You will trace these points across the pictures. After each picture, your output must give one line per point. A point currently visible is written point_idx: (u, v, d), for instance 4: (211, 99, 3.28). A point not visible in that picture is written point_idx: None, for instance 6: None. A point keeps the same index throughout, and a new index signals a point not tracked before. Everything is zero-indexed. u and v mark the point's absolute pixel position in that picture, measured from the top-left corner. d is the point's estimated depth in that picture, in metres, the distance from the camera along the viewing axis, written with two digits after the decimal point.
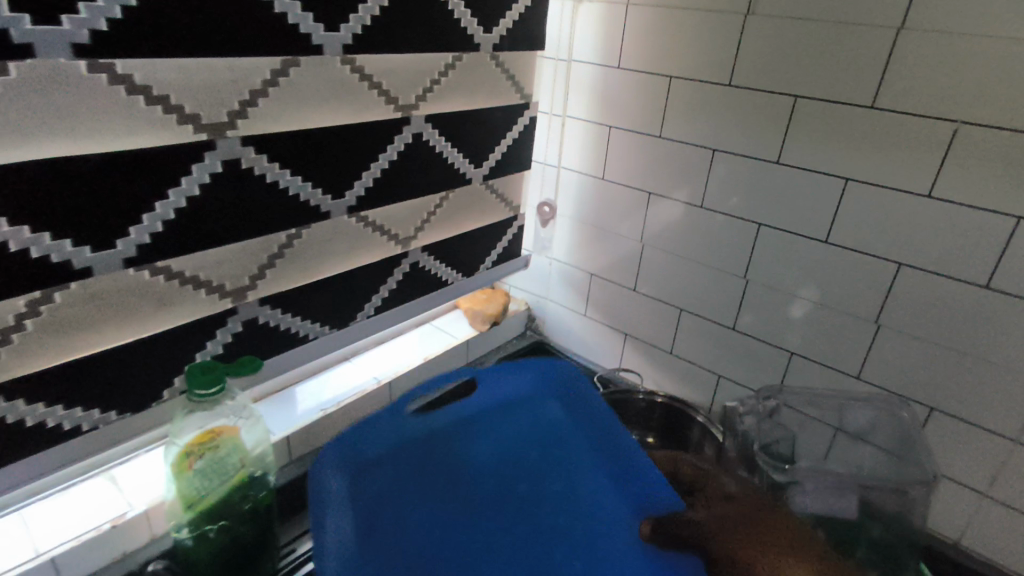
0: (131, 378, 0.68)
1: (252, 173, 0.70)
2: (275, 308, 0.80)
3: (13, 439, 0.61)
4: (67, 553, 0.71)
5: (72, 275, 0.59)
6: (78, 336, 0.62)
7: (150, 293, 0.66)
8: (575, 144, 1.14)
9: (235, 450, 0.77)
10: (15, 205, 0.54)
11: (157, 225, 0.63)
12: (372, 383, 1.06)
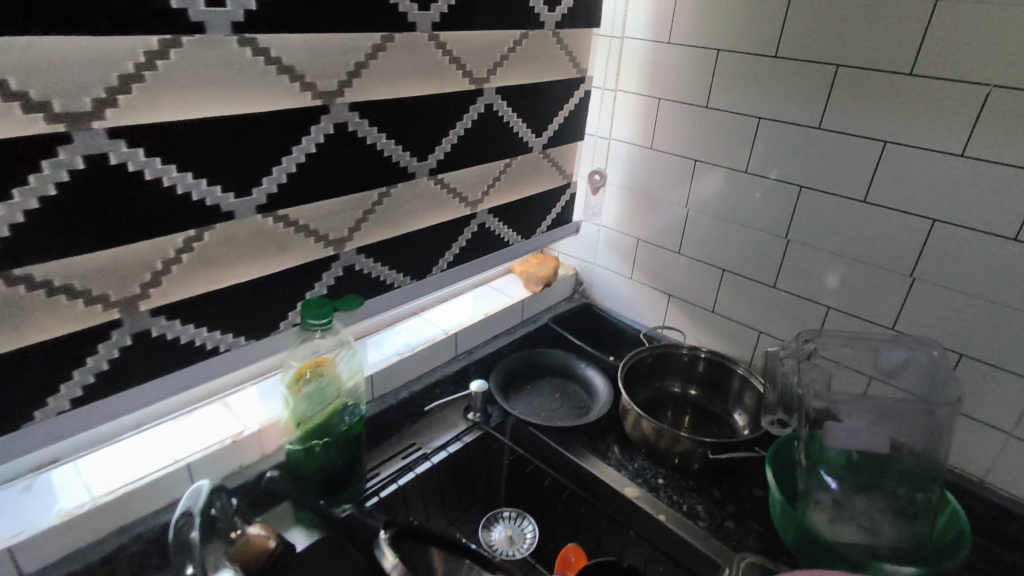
0: (256, 309, 0.80)
1: (356, 136, 0.81)
2: (370, 258, 0.91)
3: (170, 354, 0.73)
4: (201, 460, 0.84)
5: (219, 217, 0.71)
6: (220, 270, 0.74)
7: (273, 237, 0.77)
8: (626, 116, 1.22)
9: (335, 379, 0.89)
10: (183, 156, 0.65)
11: (282, 177, 0.75)
12: (441, 334, 1.18)
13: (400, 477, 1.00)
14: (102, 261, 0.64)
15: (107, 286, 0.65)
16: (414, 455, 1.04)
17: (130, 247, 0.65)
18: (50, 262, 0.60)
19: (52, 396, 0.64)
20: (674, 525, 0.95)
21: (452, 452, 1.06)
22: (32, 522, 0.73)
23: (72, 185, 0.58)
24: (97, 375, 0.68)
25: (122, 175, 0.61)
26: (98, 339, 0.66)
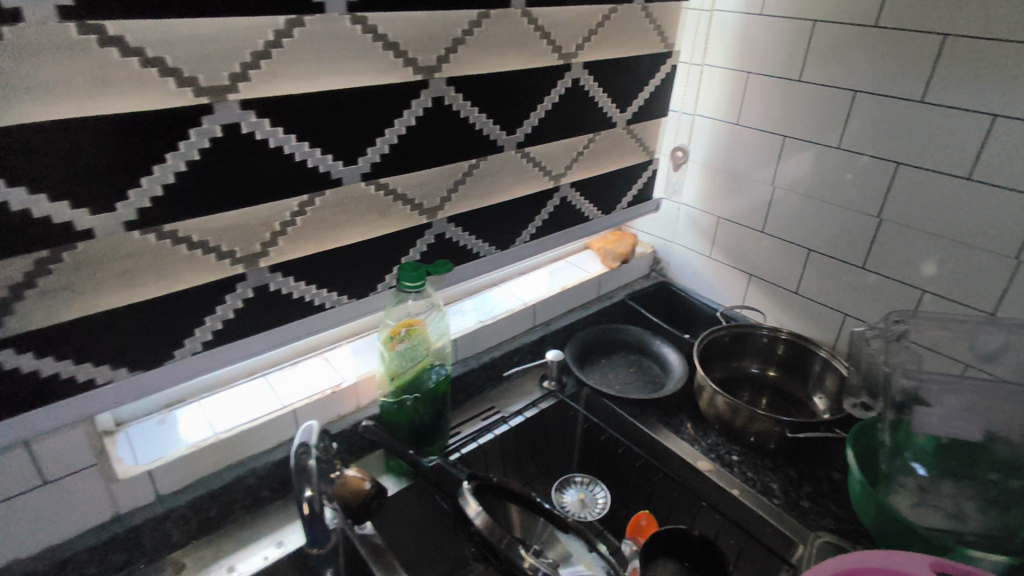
0: (357, 271, 0.86)
1: (452, 109, 0.85)
2: (459, 227, 0.96)
3: (284, 308, 0.80)
4: (305, 407, 0.92)
5: (329, 183, 0.77)
6: (330, 234, 0.80)
7: (375, 205, 0.83)
8: (712, 91, 1.20)
9: (425, 340, 0.94)
10: (301, 126, 0.71)
11: (385, 148, 0.80)
12: (520, 304, 1.22)
13: (480, 437, 1.05)
14: (231, 221, 0.70)
15: (234, 243, 0.72)
16: (493, 416, 1.10)
17: (256, 209, 0.72)
18: (190, 220, 0.67)
19: (188, 339, 0.72)
20: (749, 500, 0.96)
21: (528, 416, 1.11)
22: (166, 452, 0.82)
23: (211, 151, 0.65)
24: (224, 323, 0.75)
25: (251, 143, 0.68)
26: (226, 290, 0.73)
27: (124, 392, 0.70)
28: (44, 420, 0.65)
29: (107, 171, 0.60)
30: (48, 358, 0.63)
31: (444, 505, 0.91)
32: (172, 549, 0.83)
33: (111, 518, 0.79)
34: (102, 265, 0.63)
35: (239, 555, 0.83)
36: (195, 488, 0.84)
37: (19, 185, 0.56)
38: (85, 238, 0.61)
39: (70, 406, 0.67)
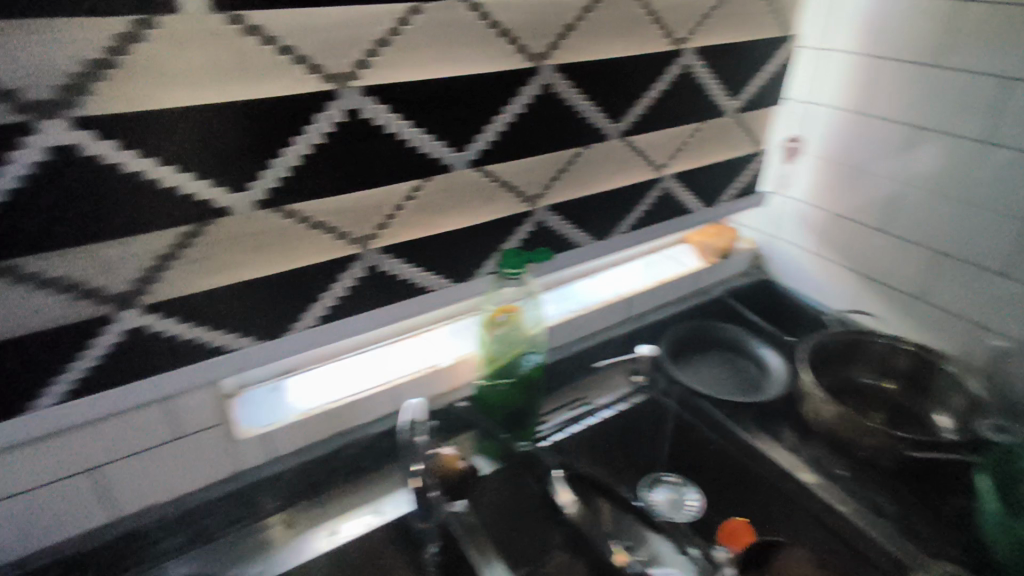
0: (459, 255, 0.88)
1: (560, 96, 0.85)
2: (560, 216, 0.96)
3: (391, 288, 0.83)
4: (406, 383, 0.96)
5: (439, 169, 0.78)
6: (437, 218, 0.82)
7: (481, 191, 0.84)
8: (835, 78, 1.12)
9: (520, 327, 0.96)
10: (416, 113, 0.73)
11: (493, 135, 0.81)
12: (614, 297, 1.20)
13: (569, 426, 1.05)
14: (348, 202, 0.73)
15: (349, 224, 0.75)
16: (581, 408, 1.09)
17: (370, 192, 0.75)
18: (312, 201, 0.71)
19: (305, 313, 0.77)
20: (858, 518, 0.90)
21: (618, 410, 1.09)
22: (280, 417, 0.88)
23: (334, 135, 0.68)
24: (338, 300, 0.79)
25: (370, 128, 0.70)
26: (340, 269, 0.77)
27: (249, 358, 0.75)
28: (182, 378, 0.72)
29: (244, 153, 0.64)
30: (187, 324, 0.69)
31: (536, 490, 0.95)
32: (276, 509, 0.88)
33: (232, 474, 0.86)
34: (235, 240, 0.68)
35: (344, 520, 0.88)
36: (304, 453, 0.91)
37: (170, 165, 0.61)
38: (223, 215, 0.66)
39: (204, 367, 0.73)
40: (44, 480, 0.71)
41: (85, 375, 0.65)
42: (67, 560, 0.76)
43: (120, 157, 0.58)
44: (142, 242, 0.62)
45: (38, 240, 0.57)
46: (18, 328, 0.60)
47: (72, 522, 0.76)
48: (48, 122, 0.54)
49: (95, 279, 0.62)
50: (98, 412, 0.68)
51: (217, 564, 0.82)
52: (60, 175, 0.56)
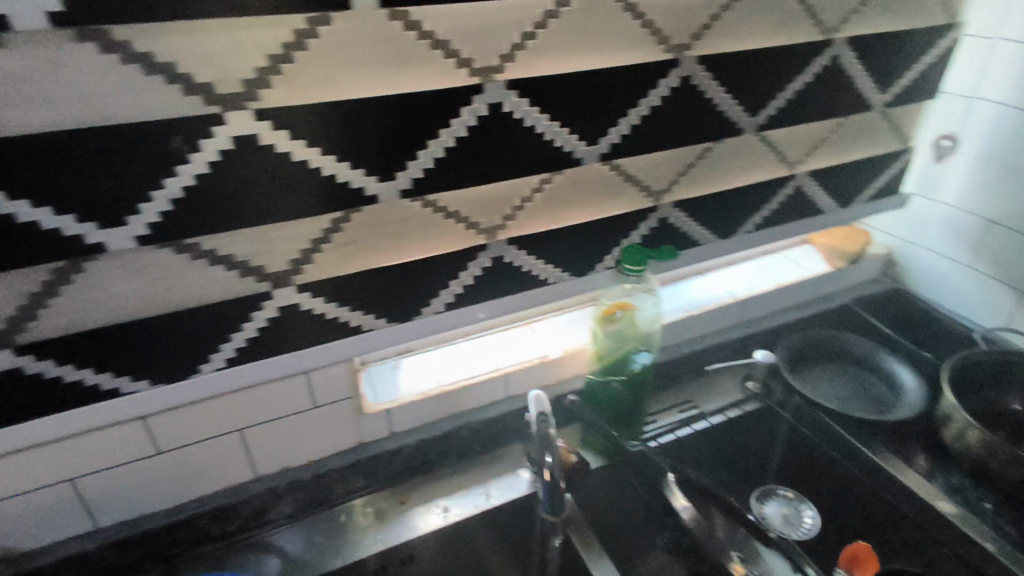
0: (580, 249, 0.87)
1: (697, 89, 0.82)
2: (684, 212, 0.92)
3: (513, 278, 0.84)
4: (515, 372, 0.97)
5: (570, 162, 0.78)
6: (562, 211, 0.82)
7: (608, 184, 0.83)
8: (1006, 70, 1.00)
9: (632, 323, 0.94)
10: (555, 105, 0.73)
11: (626, 128, 0.80)
12: (730, 298, 1.15)
13: (678, 429, 1.01)
14: (483, 193, 0.75)
15: (481, 215, 0.76)
16: (692, 412, 1.05)
17: (504, 184, 0.76)
18: (450, 191, 0.73)
19: (433, 298, 0.80)
20: (1007, 558, 0.83)
21: (730, 417, 1.05)
22: (401, 394, 0.92)
23: (477, 127, 0.70)
24: (464, 288, 0.81)
25: (509, 121, 0.71)
26: (469, 258, 0.79)
27: (382, 338, 0.80)
28: (323, 353, 0.77)
29: (395, 143, 0.67)
30: (331, 303, 0.74)
31: (642, 491, 0.93)
32: (384, 485, 0.94)
33: (356, 444, 0.92)
34: (379, 227, 0.71)
35: (452, 500, 0.92)
36: (421, 432, 0.95)
37: (330, 154, 0.64)
38: (371, 203, 0.69)
39: (343, 344, 0.78)
40: (201, 437, 0.78)
41: (245, 345, 0.72)
42: (213, 513, 0.83)
43: (288, 146, 0.62)
44: (300, 226, 0.67)
45: (216, 220, 0.63)
46: (195, 299, 0.66)
47: (220, 477, 0.84)
48: (233, 114, 0.59)
49: (259, 258, 0.67)
50: (252, 379, 0.75)
51: (335, 530, 0.88)
52: (238, 161, 0.61)
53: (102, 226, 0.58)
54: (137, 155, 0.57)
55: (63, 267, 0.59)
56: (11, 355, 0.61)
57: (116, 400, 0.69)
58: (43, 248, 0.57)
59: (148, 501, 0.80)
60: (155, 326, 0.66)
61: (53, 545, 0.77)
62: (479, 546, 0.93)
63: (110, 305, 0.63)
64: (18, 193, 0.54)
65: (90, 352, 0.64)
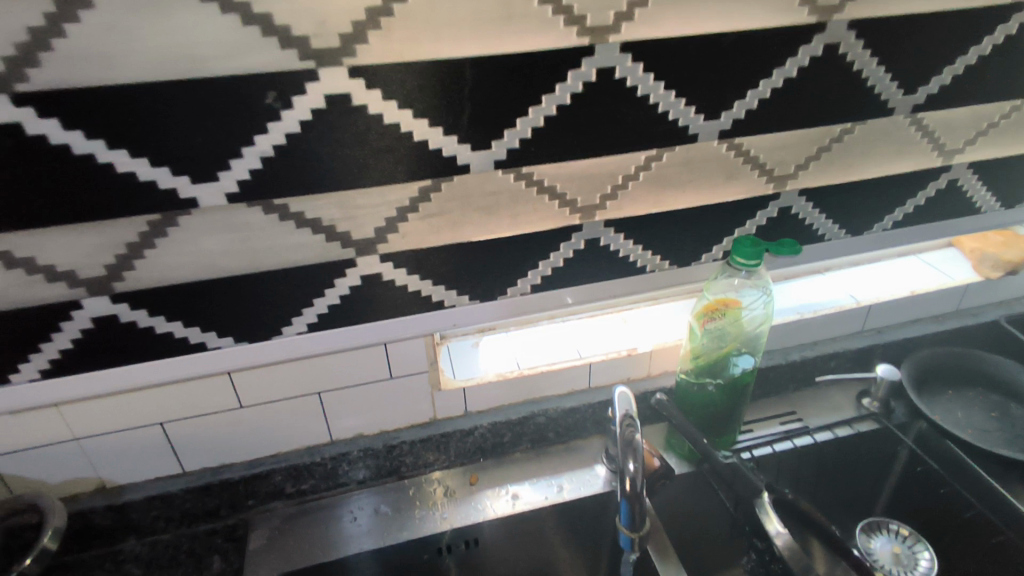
0: (685, 236, 0.79)
1: (844, 59, 0.70)
2: (810, 202, 0.81)
3: (607, 262, 0.77)
4: (601, 362, 0.91)
5: (684, 138, 0.70)
6: (670, 193, 0.73)
7: (726, 166, 0.74)
8: None
9: (734, 322, 0.83)
10: (673, 72, 0.65)
11: (753, 103, 0.70)
12: (851, 303, 1.01)
13: (777, 442, 0.93)
14: (582, 168, 0.68)
15: (578, 192, 0.70)
16: (794, 425, 0.96)
17: (606, 159, 0.69)
18: (547, 164, 0.67)
19: (520, 279, 0.75)
20: None
21: (840, 436, 0.94)
22: (479, 374, 0.88)
23: (583, 95, 0.63)
24: (553, 270, 0.76)
25: (620, 89, 0.64)
26: (561, 239, 0.73)
27: (464, 316, 0.76)
28: (404, 326, 0.75)
29: (492, 109, 0.62)
30: (414, 275, 0.71)
31: (730, 506, 0.82)
32: (456, 463, 0.92)
33: (430, 420, 0.89)
34: (469, 199, 0.67)
35: (523, 487, 0.89)
36: (496, 413, 0.91)
37: (423, 118, 0.60)
38: (463, 172, 0.65)
39: (424, 318, 0.75)
40: (281, 397, 0.79)
41: (326, 311, 0.71)
42: (289, 471, 0.84)
43: (381, 108, 0.59)
44: (387, 193, 0.64)
45: (305, 182, 0.61)
46: (280, 262, 0.65)
47: (297, 438, 0.84)
48: (328, 70, 0.56)
49: (345, 224, 0.65)
50: (332, 345, 0.73)
51: (403, 502, 0.88)
52: (330, 121, 0.58)
53: (193, 181, 0.58)
54: (230, 109, 0.55)
55: (157, 219, 0.59)
56: (110, 303, 0.63)
57: (202, 354, 0.70)
58: (139, 200, 0.57)
59: (229, 453, 0.82)
60: (241, 285, 0.65)
61: (143, 483, 0.80)
62: (547, 537, 0.89)
63: (200, 261, 0.63)
64: (117, 143, 0.54)
65: (181, 306, 0.65)
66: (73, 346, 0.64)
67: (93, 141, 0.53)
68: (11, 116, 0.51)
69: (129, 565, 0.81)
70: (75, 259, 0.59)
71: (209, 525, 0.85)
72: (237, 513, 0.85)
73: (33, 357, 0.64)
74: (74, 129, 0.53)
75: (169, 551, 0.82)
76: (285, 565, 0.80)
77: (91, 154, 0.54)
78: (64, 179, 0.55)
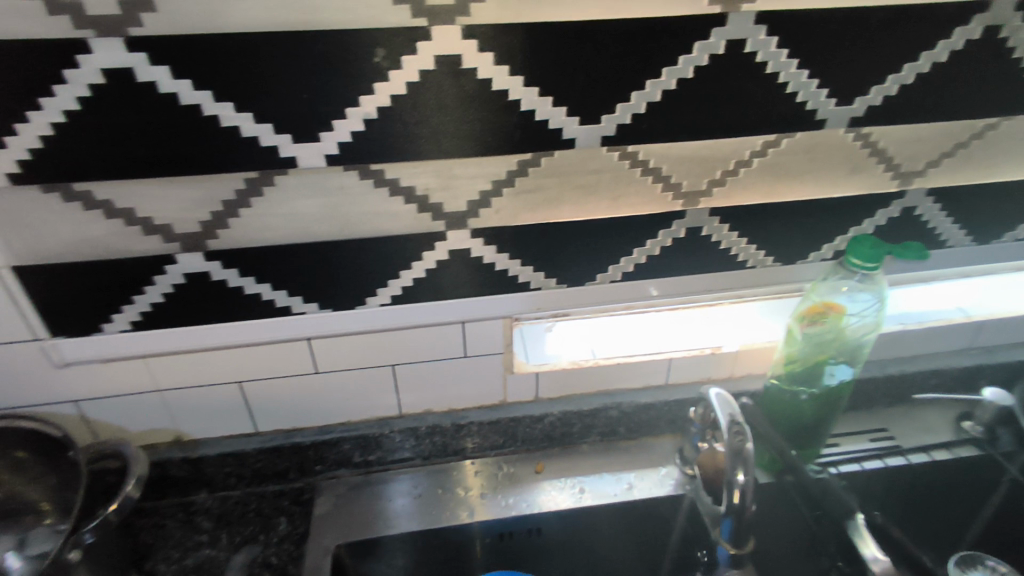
0: (793, 231, 0.72)
1: (1005, 44, 0.62)
2: (938, 203, 0.73)
3: (706, 253, 0.72)
4: (682, 359, 0.85)
5: (809, 124, 0.64)
6: (784, 182, 0.68)
7: (850, 157, 0.67)
8: None
9: (837, 328, 0.75)
10: (809, 49, 0.58)
11: (894, 88, 0.63)
12: (962, 317, 0.93)
13: (866, 461, 0.86)
14: (694, 150, 0.63)
15: (685, 176, 0.65)
16: (887, 444, 0.89)
17: (719, 142, 0.63)
18: (658, 143, 0.62)
19: (611, 265, 0.71)
20: None
21: (939, 460, 0.86)
22: (551, 360, 0.84)
23: (706, 69, 0.58)
24: (647, 258, 0.71)
25: (748, 64, 0.58)
26: (661, 226, 0.68)
27: (548, 299, 0.73)
28: (487, 304, 0.72)
29: (607, 80, 0.57)
30: (503, 254, 0.68)
31: (811, 522, 0.75)
32: (521, 448, 0.90)
33: (499, 403, 0.86)
34: (569, 176, 0.63)
35: (589, 480, 0.86)
36: (566, 402, 0.87)
37: (534, 86, 0.57)
38: (567, 147, 0.61)
39: (507, 299, 0.72)
40: (357, 366, 0.77)
41: (411, 284, 0.68)
42: (357, 440, 0.83)
43: (491, 73, 0.55)
44: (486, 164, 0.61)
45: (404, 147, 0.58)
46: (371, 230, 0.63)
47: (366, 408, 0.82)
48: (441, 29, 0.53)
49: (440, 195, 0.62)
50: (413, 319, 0.72)
51: (466, 482, 0.86)
52: (437, 85, 0.55)
53: (294, 139, 0.56)
54: (337, 66, 0.53)
55: (255, 177, 0.58)
56: (203, 260, 0.62)
57: (286, 318, 0.69)
58: (239, 156, 0.56)
59: (301, 418, 0.82)
60: (330, 250, 0.64)
61: (219, 439, 0.81)
62: (611, 535, 0.86)
63: (293, 224, 0.61)
64: (224, 96, 0.53)
65: (269, 268, 0.64)
66: (164, 299, 0.65)
67: (200, 92, 0.52)
68: (124, 61, 0.50)
69: (200, 517, 0.82)
70: (173, 213, 0.59)
71: (277, 486, 0.86)
72: (305, 476, 0.86)
73: (126, 308, 0.64)
74: (182, 79, 0.51)
75: (238, 507, 0.83)
76: (347, 534, 0.80)
77: (197, 106, 0.53)
78: (169, 130, 0.54)
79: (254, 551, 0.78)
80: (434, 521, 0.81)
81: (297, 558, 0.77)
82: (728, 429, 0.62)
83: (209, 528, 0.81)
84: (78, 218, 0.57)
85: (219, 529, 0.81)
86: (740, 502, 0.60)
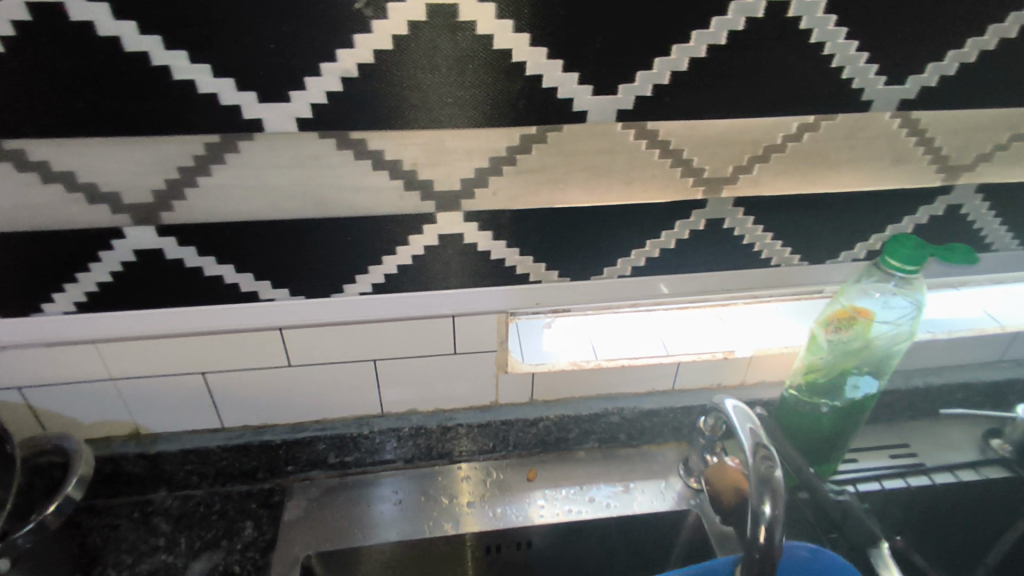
0: (824, 226, 0.65)
1: None
2: (985, 202, 0.66)
3: (726, 248, 0.65)
4: (690, 363, 0.78)
5: (853, 105, 0.56)
6: (819, 170, 0.60)
7: (895, 145, 0.59)
8: None
9: (863, 336, 0.67)
10: (861, 16, 0.51)
11: (952, 67, 0.55)
12: (995, 327, 0.85)
13: (887, 479, 0.80)
14: (720, 130, 0.56)
15: (708, 160, 0.58)
16: (909, 461, 0.83)
17: (749, 122, 0.56)
18: (679, 121, 0.55)
19: (620, 258, 0.63)
20: None
21: (965, 481, 0.79)
22: (549, 359, 0.77)
23: (742, 34, 0.50)
24: (662, 252, 0.64)
25: (789, 32, 0.51)
26: (678, 216, 0.61)
27: (548, 293, 0.65)
28: (480, 297, 0.65)
29: (626, 45, 0.49)
30: (500, 241, 0.60)
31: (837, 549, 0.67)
32: (513, 454, 0.83)
33: (490, 404, 0.78)
34: (577, 155, 0.55)
35: (589, 491, 0.79)
36: (563, 406, 0.79)
37: (541, 47, 0.49)
38: (577, 121, 0.53)
39: (503, 292, 0.64)
40: (333, 360, 0.69)
41: (395, 272, 0.61)
42: (333, 441, 0.76)
43: (493, 28, 0.47)
44: (484, 137, 0.53)
45: (389, 113, 0.50)
46: (350, 208, 0.55)
47: (345, 406, 0.75)
48: None
49: (429, 170, 0.54)
50: (398, 310, 0.64)
51: (453, 489, 0.79)
52: (429, 40, 0.47)
53: (261, 99, 0.48)
54: (311, 13, 0.45)
55: (216, 141, 0.50)
56: (156, 236, 0.54)
57: (254, 304, 0.61)
58: (196, 116, 0.48)
59: (271, 414, 0.74)
60: (303, 229, 0.56)
61: (180, 434, 0.74)
62: (608, 549, 0.79)
63: (261, 198, 0.54)
64: (177, 43, 0.45)
65: (233, 247, 0.56)
66: (113, 279, 0.57)
67: (149, 36, 0.44)
68: None
69: (158, 518, 0.75)
70: (121, 179, 0.51)
71: (244, 486, 0.79)
72: (275, 477, 0.78)
73: (69, 288, 0.57)
74: (126, 19, 0.43)
75: (200, 508, 0.76)
76: (320, 542, 0.73)
77: (146, 54, 0.45)
78: (112, 82, 0.46)
79: (216, 557, 0.71)
80: (415, 531, 0.74)
81: (261, 568, 0.70)
82: (753, 452, 0.54)
83: (167, 531, 0.74)
84: (8, 181, 0.49)
85: (179, 532, 0.74)
86: (768, 541, 0.48)
